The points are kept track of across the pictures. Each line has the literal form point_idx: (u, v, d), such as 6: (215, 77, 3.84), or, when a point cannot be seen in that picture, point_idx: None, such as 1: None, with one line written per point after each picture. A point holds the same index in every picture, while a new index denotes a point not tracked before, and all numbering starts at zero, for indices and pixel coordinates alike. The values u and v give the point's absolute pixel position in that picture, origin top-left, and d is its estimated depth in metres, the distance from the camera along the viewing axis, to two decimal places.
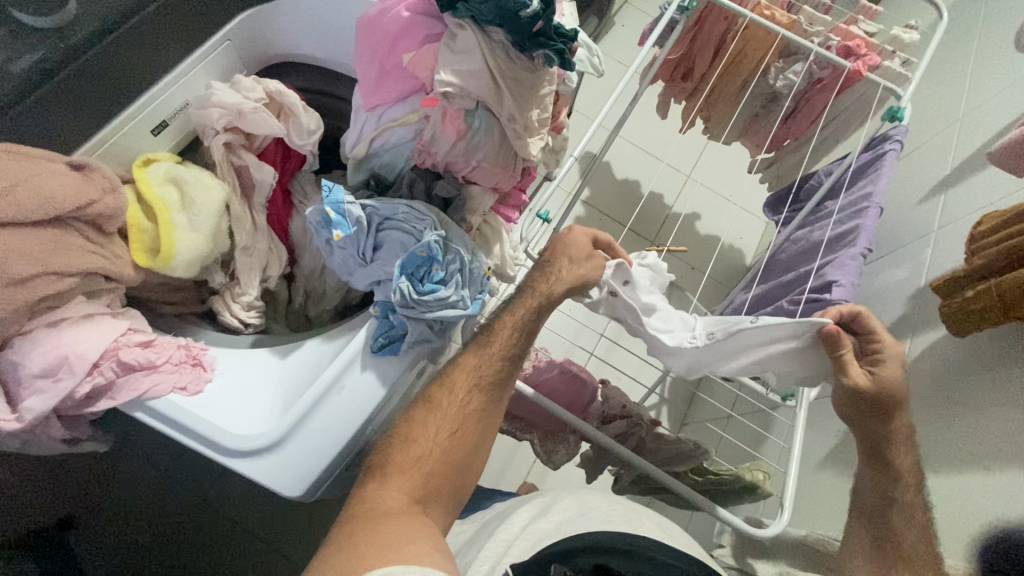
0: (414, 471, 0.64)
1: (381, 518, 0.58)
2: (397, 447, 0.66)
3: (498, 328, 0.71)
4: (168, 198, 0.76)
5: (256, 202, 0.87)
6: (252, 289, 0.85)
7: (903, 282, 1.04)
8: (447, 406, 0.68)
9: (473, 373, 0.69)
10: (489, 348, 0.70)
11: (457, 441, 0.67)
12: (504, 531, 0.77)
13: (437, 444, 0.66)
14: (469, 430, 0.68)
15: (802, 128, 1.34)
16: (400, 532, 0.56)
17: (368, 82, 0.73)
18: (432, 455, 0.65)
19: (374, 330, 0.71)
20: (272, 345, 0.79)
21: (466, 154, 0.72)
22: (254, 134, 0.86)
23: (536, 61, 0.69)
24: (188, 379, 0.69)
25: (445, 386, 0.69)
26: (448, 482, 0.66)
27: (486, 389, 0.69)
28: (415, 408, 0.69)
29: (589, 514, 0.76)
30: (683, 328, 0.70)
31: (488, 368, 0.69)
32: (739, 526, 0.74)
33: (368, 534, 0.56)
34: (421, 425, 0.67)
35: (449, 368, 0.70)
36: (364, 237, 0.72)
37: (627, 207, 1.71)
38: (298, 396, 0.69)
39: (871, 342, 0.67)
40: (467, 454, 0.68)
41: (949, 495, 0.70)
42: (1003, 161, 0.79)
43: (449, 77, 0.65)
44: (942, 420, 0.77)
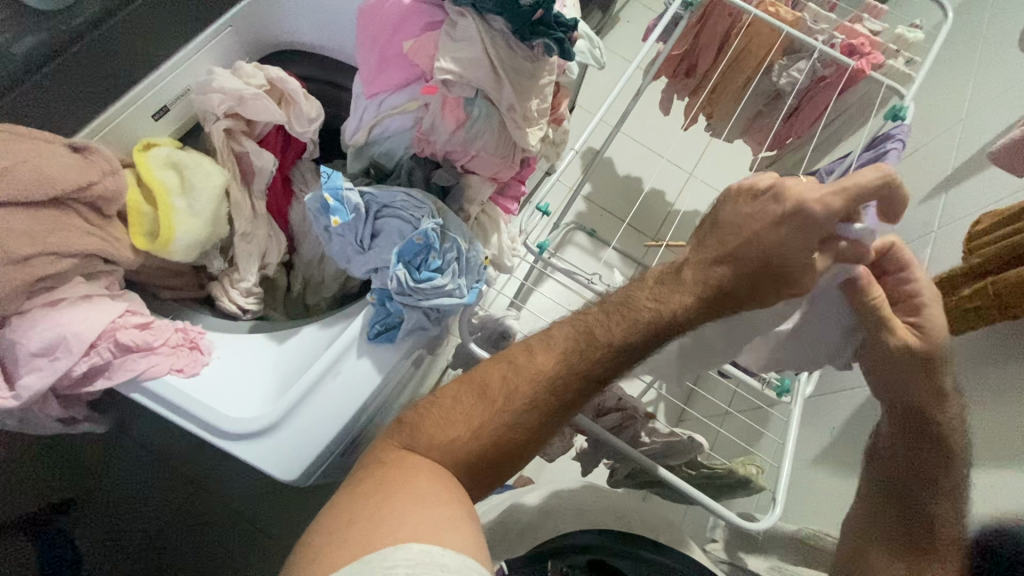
0: (443, 454, 0.57)
1: (411, 475, 0.55)
2: (435, 422, 0.59)
3: (600, 337, 0.57)
4: (169, 182, 0.76)
5: (256, 189, 0.87)
6: (252, 276, 0.85)
7: None
8: (499, 401, 0.58)
9: (544, 379, 0.58)
10: (583, 353, 0.58)
11: (505, 436, 0.58)
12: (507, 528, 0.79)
13: (476, 433, 0.58)
14: (526, 430, 0.58)
15: (804, 127, 1.35)
16: (429, 492, 0.53)
17: (368, 70, 0.73)
18: (467, 441, 0.58)
19: (371, 318, 0.72)
20: (271, 329, 0.79)
21: (465, 143, 0.72)
22: (254, 121, 0.87)
23: (536, 50, 0.68)
24: (185, 361, 0.69)
25: (507, 377, 0.59)
26: (486, 468, 0.59)
27: (558, 397, 0.58)
28: (463, 388, 0.60)
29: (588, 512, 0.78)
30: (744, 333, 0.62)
31: (563, 376, 0.58)
32: (734, 521, 0.76)
33: (380, 495, 0.53)
34: (465, 407, 0.59)
35: (515, 357, 0.59)
36: (362, 225, 0.72)
37: (627, 204, 1.75)
38: (295, 380, 0.70)
39: (904, 282, 0.58)
40: (515, 448, 0.59)
41: None
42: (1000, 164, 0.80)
43: (447, 64, 0.65)
44: None
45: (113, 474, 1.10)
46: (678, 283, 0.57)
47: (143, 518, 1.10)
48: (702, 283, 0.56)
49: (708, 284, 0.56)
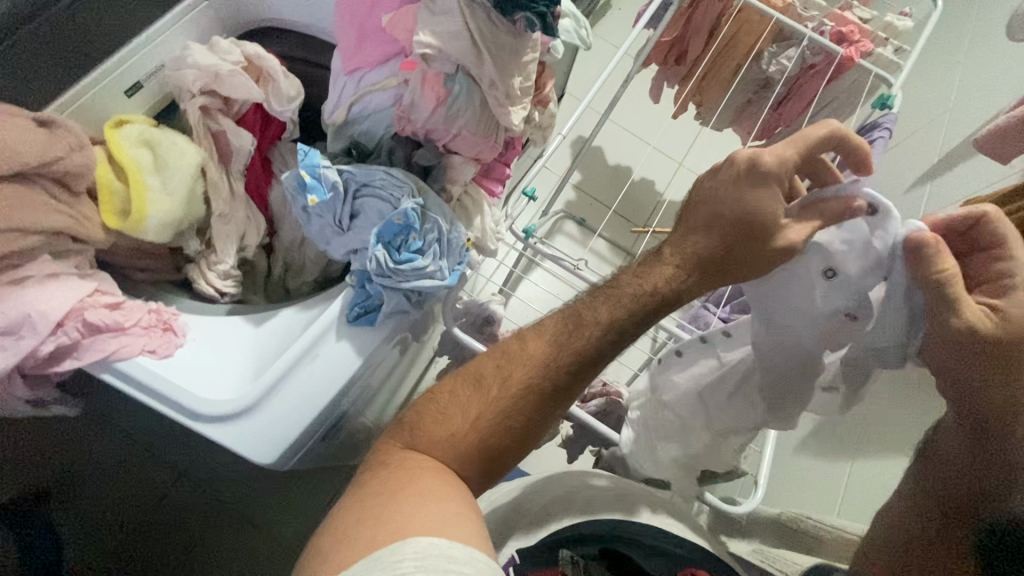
0: (443, 447, 0.56)
1: (415, 473, 0.54)
2: (431, 417, 0.59)
3: (588, 318, 0.58)
4: (141, 160, 0.74)
5: (234, 168, 0.86)
6: (230, 258, 0.84)
7: None
8: (496, 392, 0.57)
9: (537, 366, 0.58)
10: (574, 340, 0.58)
11: (501, 428, 0.57)
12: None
13: (475, 426, 0.57)
14: (521, 422, 0.57)
15: (793, 116, 1.34)
16: (432, 488, 0.52)
17: (346, 45, 0.71)
18: (467, 438, 0.57)
19: (350, 300, 0.71)
20: (249, 312, 0.78)
21: (446, 122, 0.69)
22: (232, 99, 0.84)
23: (518, 25, 0.64)
24: (157, 343, 0.67)
25: (502, 368, 0.59)
26: (483, 463, 0.58)
27: (553, 388, 0.58)
28: (460, 381, 0.60)
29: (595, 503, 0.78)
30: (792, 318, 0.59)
31: (555, 363, 0.58)
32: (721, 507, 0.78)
33: (395, 490, 0.51)
34: (461, 401, 0.58)
35: (507, 348, 0.60)
36: (340, 205, 0.71)
37: (615, 191, 1.75)
38: (272, 362, 0.69)
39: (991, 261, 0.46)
40: (511, 442, 0.58)
41: None
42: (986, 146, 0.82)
43: (426, 38, 0.63)
44: None
45: (92, 460, 1.08)
46: (659, 259, 0.59)
47: (122, 506, 1.08)
48: (681, 256, 0.58)
49: (687, 254, 0.57)
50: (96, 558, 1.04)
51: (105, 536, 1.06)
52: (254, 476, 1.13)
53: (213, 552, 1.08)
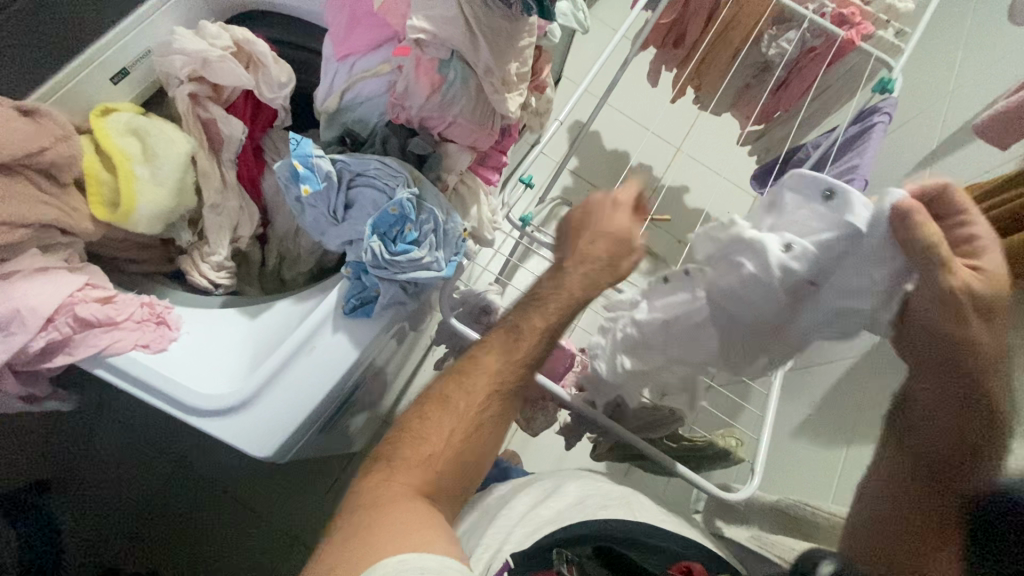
0: (420, 470, 0.60)
1: (392, 499, 0.57)
2: (410, 441, 0.62)
3: (525, 327, 0.65)
4: (129, 149, 0.72)
5: (225, 157, 0.84)
6: (223, 249, 0.83)
7: None
8: (464, 407, 0.63)
9: (493, 377, 0.64)
10: (519, 350, 0.65)
11: (469, 442, 0.63)
12: (505, 516, 0.82)
13: (448, 444, 0.62)
14: (485, 433, 0.64)
15: (793, 100, 1.33)
16: (413, 516, 0.55)
17: (339, 30, 0.69)
18: (440, 454, 0.62)
19: (347, 292, 0.71)
20: (244, 305, 0.77)
21: (441, 109, 0.67)
22: (221, 85, 0.82)
23: (514, 9, 0.61)
24: (151, 337, 0.66)
25: (462, 385, 0.64)
26: (455, 480, 0.63)
27: (504, 395, 0.65)
28: (428, 402, 0.65)
29: (587, 501, 0.82)
30: (748, 288, 0.56)
31: (509, 375, 0.65)
32: (715, 492, 0.78)
33: (376, 521, 0.54)
34: (434, 422, 0.63)
35: (466, 365, 0.66)
36: (334, 195, 0.69)
37: (613, 175, 1.73)
38: (268, 356, 0.68)
39: (964, 227, 0.45)
40: (478, 454, 0.64)
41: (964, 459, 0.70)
42: (990, 132, 0.84)
43: (420, 23, 0.61)
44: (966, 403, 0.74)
45: (90, 451, 1.08)
46: (560, 276, 0.66)
47: (121, 497, 1.08)
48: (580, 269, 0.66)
49: (584, 270, 0.66)
50: (97, 547, 1.05)
51: (106, 525, 1.06)
52: (256, 466, 1.14)
53: (215, 539, 1.09)
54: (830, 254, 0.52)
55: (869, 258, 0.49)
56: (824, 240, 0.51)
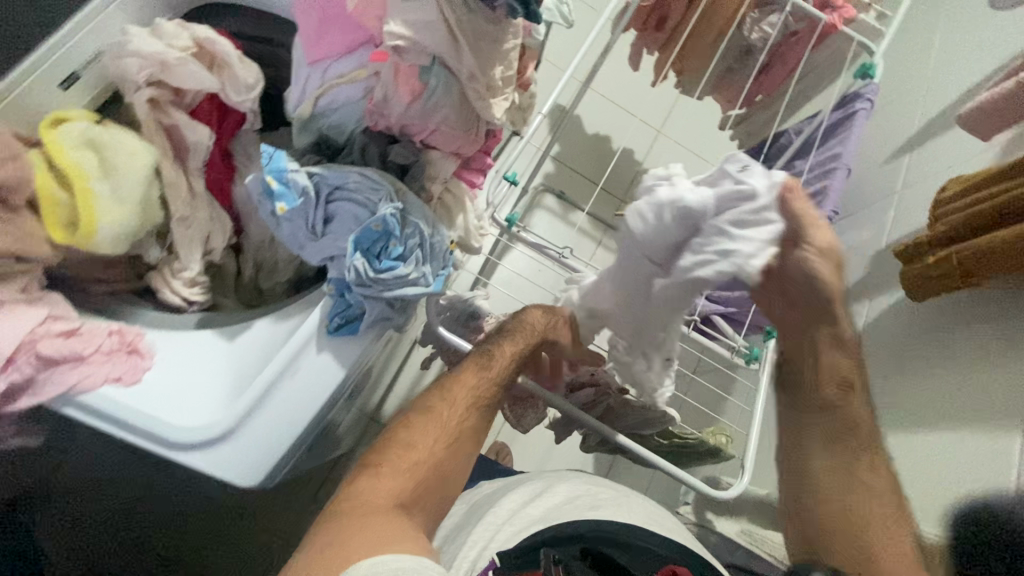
0: (407, 475, 0.68)
1: (369, 514, 0.61)
2: (397, 452, 0.70)
3: (496, 353, 0.75)
4: (86, 164, 0.67)
5: (192, 166, 0.79)
6: (196, 264, 0.79)
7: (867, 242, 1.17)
8: (447, 417, 0.73)
9: (472, 392, 0.74)
10: (490, 370, 0.74)
11: (449, 449, 0.72)
12: (493, 514, 0.80)
13: (434, 450, 0.71)
14: (462, 442, 0.74)
15: (775, 84, 1.33)
16: (385, 529, 0.57)
17: (308, 31, 0.64)
18: (426, 461, 0.70)
19: (329, 310, 0.68)
20: (220, 323, 0.73)
21: (422, 117, 0.64)
22: (183, 89, 0.76)
23: (499, 11, 0.58)
24: (123, 370, 0.63)
25: (444, 396, 0.74)
26: (433, 484, 0.71)
27: (481, 408, 0.74)
28: (414, 414, 0.74)
29: (577, 501, 0.81)
30: (669, 209, 0.60)
31: (485, 393, 0.74)
32: (700, 488, 0.80)
33: (351, 531, 0.57)
34: (423, 430, 0.72)
35: (448, 382, 0.75)
36: (313, 209, 0.65)
37: (595, 161, 1.70)
38: (250, 380, 0.65)
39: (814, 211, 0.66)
40: (454, 461, 0.73)
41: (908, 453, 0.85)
42: (972, 122, 0.89)
43: (398, 28, 0.57)
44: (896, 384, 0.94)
45: None
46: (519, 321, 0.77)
47: None
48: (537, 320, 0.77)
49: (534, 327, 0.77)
50: None
51: None
52: None
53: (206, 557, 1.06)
54: (724, 207, 0.60)
55: (755, 212, 0.59)
56: (722, 194, 0.59)
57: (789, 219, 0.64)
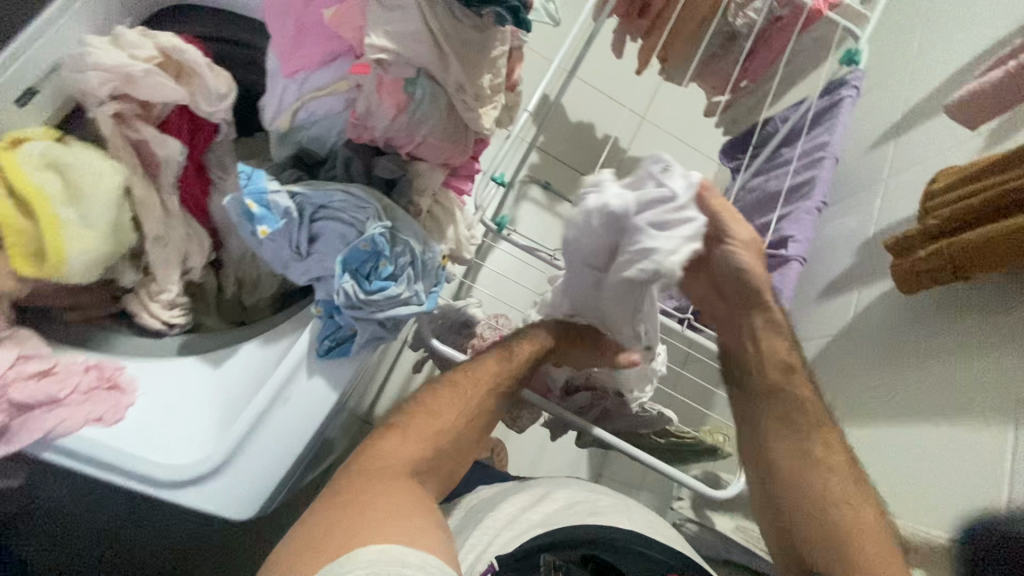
0: (428, 442, 0.67)
1: (379, 485, 0.60)
2: (419, 417, 0.68)
3: (518, 351, 0.74)
4: (49, 188, 0.63)
5: (164, 182, 0.75)
6: (174, 285, 0.75)
7: (854, 231, 1.17)
8: (469, 394, 0.71)
9: (495, 378, 0.72)
10: (513, 362, 0.73)
11: (470, 426, 0.70)
12: (492, 518, 0.75)
13: (455, 422, 0.69)
14: (482, 421, 0.72)
15: (760, 70, 1.32)
16: (396, 506, 0.57)
17: (282, 42, 0.61)
18: (446, 432, 0.69)
19: (319, 333, 0.65)
20: (204, 349, 0.70)
21: (408, 130, 0.61)
22: (150, 102, 0.72)
23: (486, 18, 0.56)
24: (103, 409, 0.60)
25: (469, 371, 0.72)
26: (445, 460, 0.69)
27: (501, 393, 0.73)
28: (436, 384, 0.72)
29: (576, 507, 0.77)
30: (581, 215, 0.58)
31: (505, 376, 0.73)
32: (698, 489, 0.81)
33: (363, 506, 0.56)
34: (444, 402, 0.70)
35: (474, 358, 0.73)
36: (297, 229, 0.62)
37: (581, 151, 1.67)
38: (239, 411, 0.63)
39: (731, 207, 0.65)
40: (471, 440, 0.72)
41: (878, 445, 0.90)
42: (960, 112, 0.88)
43: (380, 41, 0.54)
44: (866, 374, 0.99)
45: None
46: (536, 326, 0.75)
47: None
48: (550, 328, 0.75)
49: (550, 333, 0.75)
50: None
51: None
52: None
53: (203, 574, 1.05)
54: (646, 208, 0.55)
55: (675, 210, 0.53)
56: (645, 196, 0.54)
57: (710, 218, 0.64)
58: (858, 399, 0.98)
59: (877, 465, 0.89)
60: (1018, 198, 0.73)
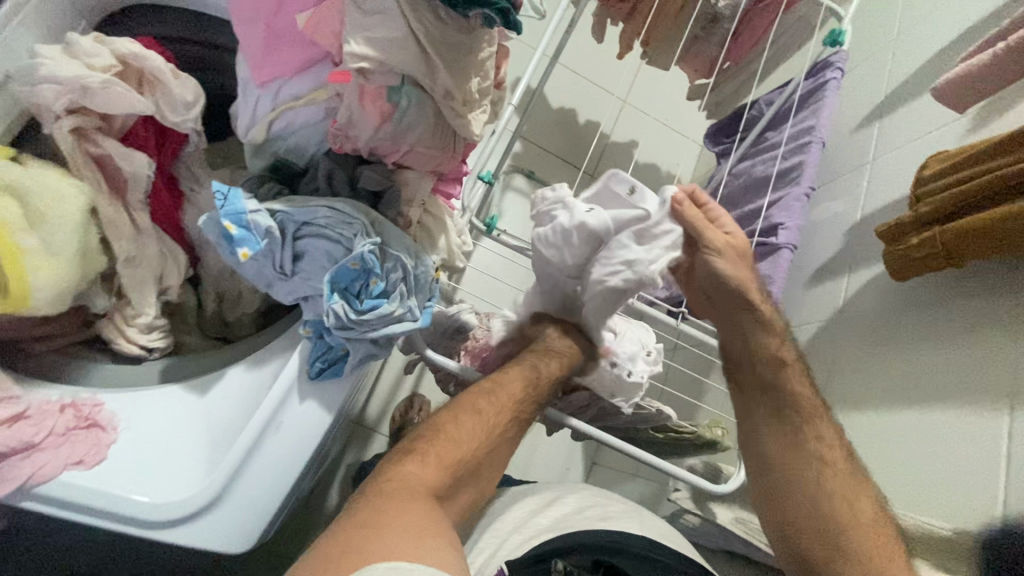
0: (451, 468, 0.62)
1: (398, 500, 0.55)
2: (438, 440, 0.64)
3: (545, 373, 0.70)
4: (8, 216, 0.58)
5: (133, 199, 0.70)
6: (150, 308, 0.71)
7: (840, 215, 1.17)
8: (491, 416, 0.67)
9: (520, 403, 0.69)
10: (537, 384, 0.70)
11: (490, 449, 0.67)
12: (499, 522, 0.74)
13: (477, 446, 0.65)
14: (499, 447, 0.68)
15: (743, 52, 1.30)
16: (413, 521, 0.52)
17: (253, 49, 0.56)
18: (468, 457, 0.64)
19: (309, 354, 0.62)
20: (187, 375, 0.67)
21: (394, 139, 0.57)
22: (112, 114, 0.67)
23: (472, 19, 0.53)
24: (83, 450, 0.56)
25: (491, 392, 0.68)
26: (461, 484, 0.65)
27: (522, 420, 0.70)
28: (456, 405, 0.67)
29: (586, 512, 0.75)
30: (568, 234, 0.66)
31: (530, 399, 0.70)
32: (699, 486, 0.81)
33: (383, 519, 0.51)
34: (467, 425, 0.65)
35: (497, 378, 0.70)
36: (280, 249, 0.59)
37: (566, 139, 1.64)
38: (229, 442, 0.60)
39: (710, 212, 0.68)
40: (488, 462, 0.68)
41: (876, 432, 0.88)
42: (947, 96, 0.87)
43: (361, 48, 0.50)
44: (862, 362, 0.97)
45: None
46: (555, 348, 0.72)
47: None
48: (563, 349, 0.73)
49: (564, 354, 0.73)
50: None
51: None
52: None
53: None
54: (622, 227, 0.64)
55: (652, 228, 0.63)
56: (624, 217, 0.64)
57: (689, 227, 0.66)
58: (854, 386, 0.96)
59: (871, 449, 0.88)
60: (1016, 182, 0.73)
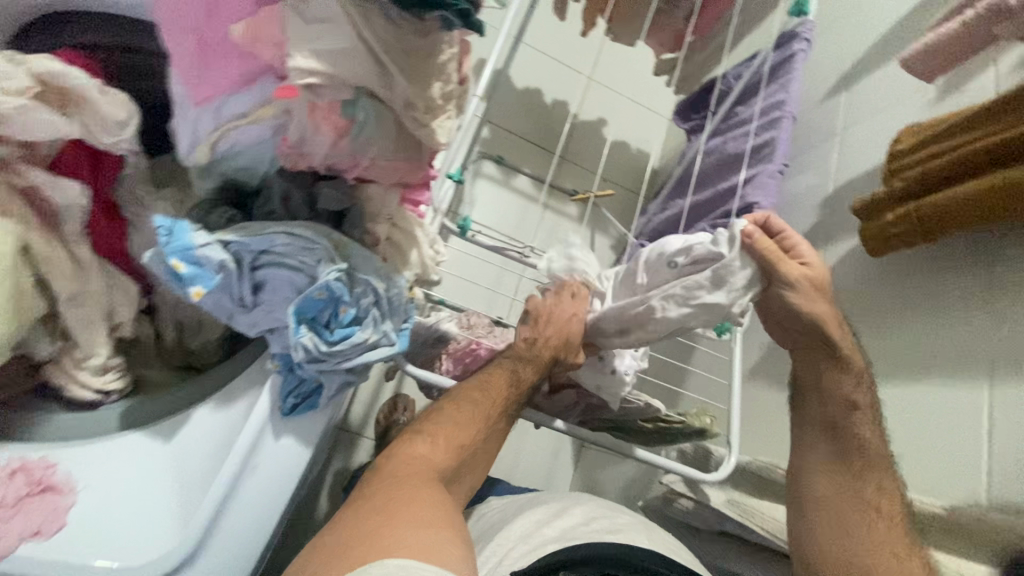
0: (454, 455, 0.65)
1: (401, 494, 0.57)
2: (438, 432, 0.66)
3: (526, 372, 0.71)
4: None
5: (69, 231, 0.64)
6: (103, 348, 0.66)
7: (813, 188, 1.15)
8: (484, 409, 0.68)
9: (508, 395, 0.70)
10: (523, 377, 0.71)
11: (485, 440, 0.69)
12: (503, 535, 0.72)
13: (475, 437, 0.67)
14: (494, 438, 0.70)
15: (708, 26, 1.27)
16: (427, 513, 0.55)
17: (182, 63, 0.49)
18: (469, 445, 0.67)
19: (280, 390, 0.58)
20: (150, 419, 0.62)
21: (353, 154, 0.53)
22: (34, 140, 0.60)
23: (430, 22, 0.47)
24: (39, 520, 0.53)
25: (483, 386, 0.70)
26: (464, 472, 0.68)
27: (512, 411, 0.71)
28: (448, 401, 0.69)
29: (593, 524, 0.74)
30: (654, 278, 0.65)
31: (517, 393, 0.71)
32: (690, 476, 0.81)
33: (390, 518, 0.53)
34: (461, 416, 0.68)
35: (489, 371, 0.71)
36: (237, 282, 0.55)
37: (534, 122, 1.58)
38: (201, 490, 0.56)
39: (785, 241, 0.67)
40: (486, 451, 0.70)
41: (910, 403, 0.81)
42: (918, 67, 0.85)
43: (307, 62, 0.45)
44: (882, 317, 0.90)
45: None
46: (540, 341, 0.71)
47: None
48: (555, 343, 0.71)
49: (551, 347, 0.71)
50: None
51: None
52: None
53: None
54: (699, 266, 0.62)
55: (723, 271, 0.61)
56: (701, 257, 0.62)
57: (761, 260, 0.63)
58: (881, 346, 0.88)
59: (893, 417, 0.83)
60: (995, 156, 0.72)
